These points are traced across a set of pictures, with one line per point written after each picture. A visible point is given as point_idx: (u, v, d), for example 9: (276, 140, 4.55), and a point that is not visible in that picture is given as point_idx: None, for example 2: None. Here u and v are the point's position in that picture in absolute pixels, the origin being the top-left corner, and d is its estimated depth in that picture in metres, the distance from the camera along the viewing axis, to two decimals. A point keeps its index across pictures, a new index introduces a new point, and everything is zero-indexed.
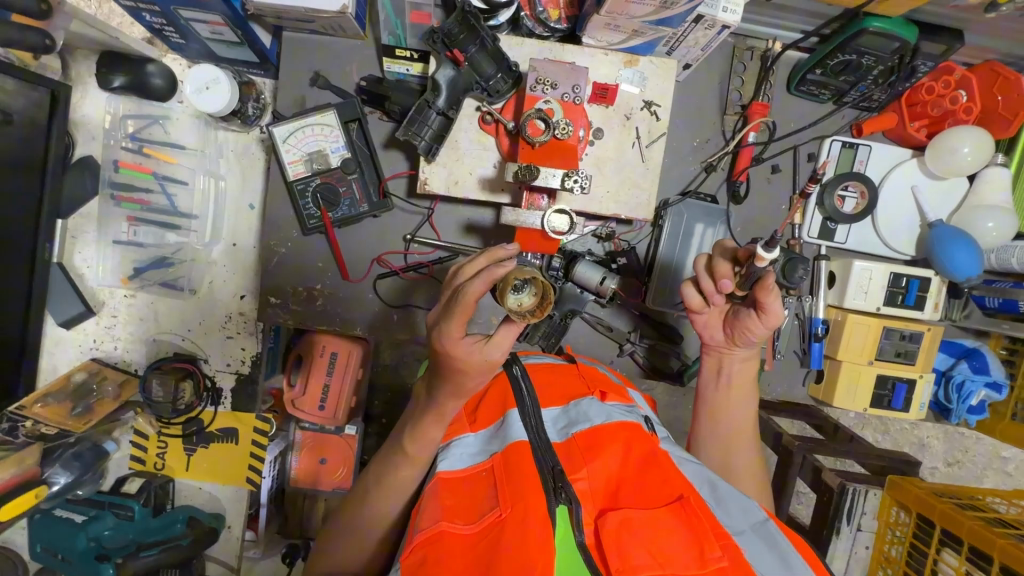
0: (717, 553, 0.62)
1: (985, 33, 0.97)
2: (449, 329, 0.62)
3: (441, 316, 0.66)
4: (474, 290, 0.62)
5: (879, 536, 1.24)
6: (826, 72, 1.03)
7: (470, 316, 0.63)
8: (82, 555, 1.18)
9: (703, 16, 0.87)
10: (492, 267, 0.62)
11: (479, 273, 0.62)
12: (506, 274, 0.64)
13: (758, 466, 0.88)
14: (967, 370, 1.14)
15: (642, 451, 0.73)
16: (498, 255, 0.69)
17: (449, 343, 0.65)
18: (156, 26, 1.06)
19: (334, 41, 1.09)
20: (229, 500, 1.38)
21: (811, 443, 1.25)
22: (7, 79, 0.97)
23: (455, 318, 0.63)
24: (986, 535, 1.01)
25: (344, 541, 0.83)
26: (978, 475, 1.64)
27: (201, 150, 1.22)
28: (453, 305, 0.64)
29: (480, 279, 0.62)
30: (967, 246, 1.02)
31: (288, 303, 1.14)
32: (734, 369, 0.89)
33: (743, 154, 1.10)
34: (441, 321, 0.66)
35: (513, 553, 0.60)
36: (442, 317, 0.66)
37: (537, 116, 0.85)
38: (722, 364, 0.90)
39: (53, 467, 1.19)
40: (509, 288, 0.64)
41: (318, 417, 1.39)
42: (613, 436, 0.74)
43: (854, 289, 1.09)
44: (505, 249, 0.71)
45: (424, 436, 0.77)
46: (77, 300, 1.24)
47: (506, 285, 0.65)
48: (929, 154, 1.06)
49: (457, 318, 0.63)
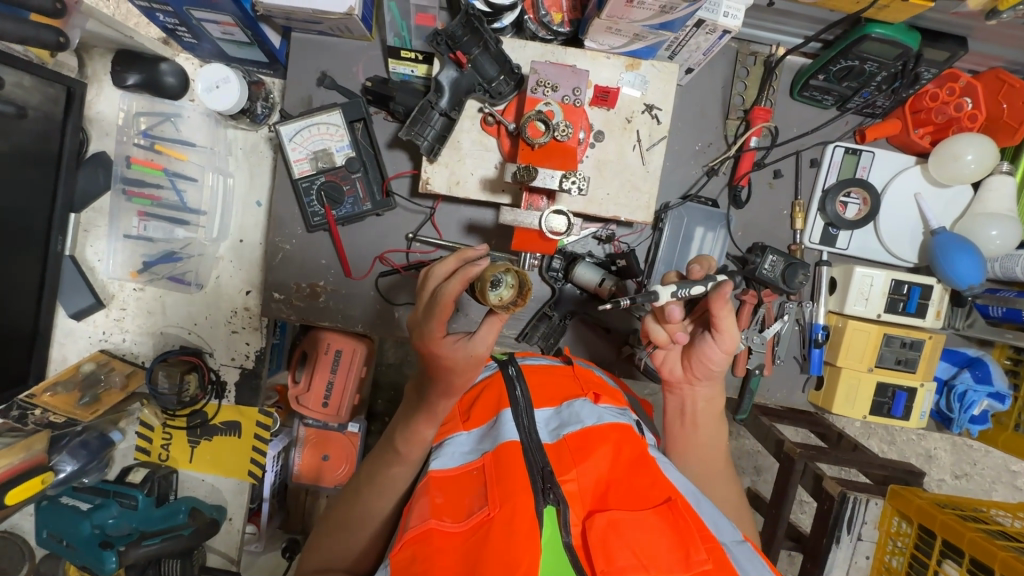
0: (702, 555, 0.63)
1: (990, 40, 0.96)
2: (432, 329, 0.67)
3: (423, 318, 0.71)
4: (452, 291, 0.67)
5: (880, 546, 1.23)
6: (829, 77, 1.03)
7: (451, 315, 0.68)
8: (86, 542, 1.21)
9: (704, 20, 0.88)
10: (466, 267, 0.67)
11: (454, 275, 0.67)
12: (482, 272, 0.67)
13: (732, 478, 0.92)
14: (970, 379, 1.12)
15: (632, 453, 0.74)
16: (468, 256, 0.73)
17: (433, 342, 0.70)
18: (169, 26, 1.09)
19: (341, 42, 1.11)
20: (230, 493, 1.40)
21: (813, 451, 1.24)
22: (25, 76, 1.00)
23: (437, 318, 0.68)
24: (987, 547, 1.00)
25: (339, 540, 0.84)
26: (986, 487, 1.61)
27: (210, 148, 1.25)
28: (433, 306, 0.69)
29: (456, 280, 0.67)
30: (970, 254, 1.01)
31: (291, 298, 1.16)
32: (699, 407, 0.92)
33: (744, 159, 1.11)
34: (423, 323, 0.70)
35: (500, 552, 0.62)
36: (423, 319, 0.71)
37: (537, 118, 0.86)
38: (685, 401, 0.93)
39: (60, 454, 1.23)
40: (487, 285, 0.67)
41: (320, 413, 1.41)
42: (603, 438, 0.74)
43: (855, 296, 1.09)
44: (475, 250, 0.75)
45: (415, 433, 0.81)
46: (88, 293, 1.27)
47: (483, 282, 0.67)
48: (932, 161, 1.05)
49: (439, 318, 0.68)
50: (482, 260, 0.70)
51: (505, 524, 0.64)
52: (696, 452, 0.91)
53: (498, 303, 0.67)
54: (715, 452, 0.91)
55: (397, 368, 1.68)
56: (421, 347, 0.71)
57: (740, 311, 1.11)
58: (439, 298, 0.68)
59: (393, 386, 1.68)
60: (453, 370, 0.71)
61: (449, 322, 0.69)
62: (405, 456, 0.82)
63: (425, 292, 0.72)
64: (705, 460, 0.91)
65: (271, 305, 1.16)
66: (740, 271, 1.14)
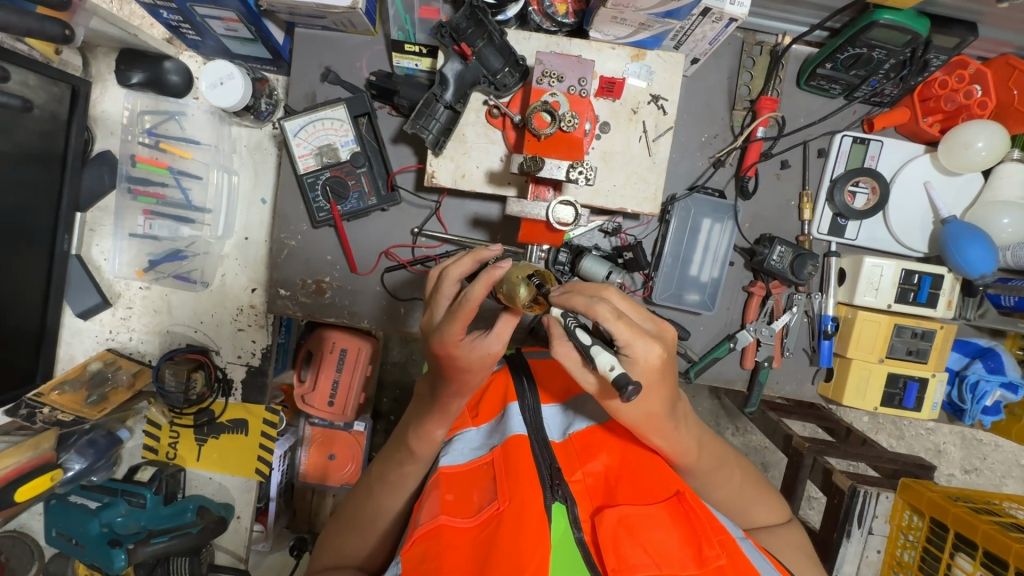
0: (715, 551, 0.61)
1: (1000, 25, 0.95)
2: (452, 332, 0.67)
3: (442, 320, 0.70)
4: (476, 296, 0.65)
5: (891, 540, 1.20)
6: (836, 66, 1.02)
7: (473, 319, 0.67)
8: (94, 540, 1.22)
9: (710, 9, 0.87)
10: (489, 270, 0.65)
11: (477, 279, 0.65)
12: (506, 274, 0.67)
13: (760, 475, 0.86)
14: (981, 370, 1.12)
15: (636, 454, 0.74)
16: (483, 256, 0.72)
17: (451, 344, 0.70)
18: (173, 24, 1.09)
19: (345, 37, 1.11)
20: (237, 491, 1.39)
21: (822, 445, 1.23)
22: (30, 74, 1.00)
23: (458, 322, 0.67)
24: (1001, 540, 0.98)
25: (349, 536, 0.85)
26: (996, 482, 1.60)
27: (215, 146, 1.25)
28: (454, 309, 0.68)
29: (480, 285, 0.64)
30: (981, 243, 1.00)
31: (298, 295, 1.16)
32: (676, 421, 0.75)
33: (751, 149, 1.10)
34: (442, 325, 0.69)
35: (509, 547, 0.60)
36: (442, 320, 0.70)
37: (543, 108, 0.86)
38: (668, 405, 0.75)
39: (68, 453, 1.25)
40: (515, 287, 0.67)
41: (326, 412, 1.41)
42: (607, 441, 0.76)
43: (865, 286, 1.07)
44: (489, 248, 0.74)
45: (426, 433, 0.80)
46: (94, 292, 1.27)
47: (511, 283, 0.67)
48: (942, 149, 1.04)
49: (460, 321, 0.67)
50: (503, 262, 0.68)
51: (515, 518, 0.62)
52: (687, 455, 0.75)
53: (520, 304, 0.68)
54: (729, 470, 0.80)
55: (402, 367, 1.67)
56: (438, 348, 0.71)
57: (747, 304, 1.14)
58: (462, 302, 0.66)
59: (398, 385, 1.68)
60: (467, 370, 0.72)
61: (469, 325, 0.68)
62: (418, 455, 0.81)
63: (442, 293, 0.71)
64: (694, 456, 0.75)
65: (277, 302, 1.16)
66: (747, 262, 1.15)
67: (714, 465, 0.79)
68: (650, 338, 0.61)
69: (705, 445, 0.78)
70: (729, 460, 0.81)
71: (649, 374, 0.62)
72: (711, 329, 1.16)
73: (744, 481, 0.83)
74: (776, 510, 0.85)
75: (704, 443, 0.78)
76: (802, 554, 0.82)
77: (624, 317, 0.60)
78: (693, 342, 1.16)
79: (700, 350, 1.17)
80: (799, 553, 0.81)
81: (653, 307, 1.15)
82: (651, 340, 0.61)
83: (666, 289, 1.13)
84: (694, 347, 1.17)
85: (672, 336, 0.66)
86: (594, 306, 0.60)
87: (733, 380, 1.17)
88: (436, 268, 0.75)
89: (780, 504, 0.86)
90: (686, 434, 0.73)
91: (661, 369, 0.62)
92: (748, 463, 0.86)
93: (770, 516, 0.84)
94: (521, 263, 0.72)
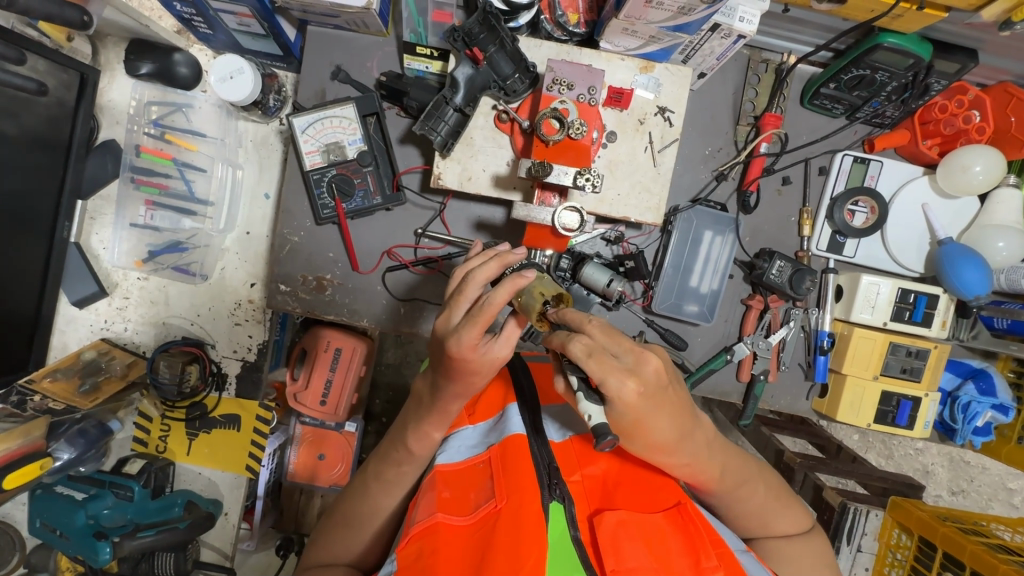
0: (713, 562, 0.61)
1: (1000, 53, 0.97)
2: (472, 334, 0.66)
3: (460, 322, 0.69)
4: (498, 301, 0.65)
5: (879, 558, 1.22)
6: (839, 86, 1.04)
7: (492, 323, 0.68)
8: (80, 532, 1.21)
9: (719, 25, 0.89)
10: (515, 277, 0.65)
11: (503, 284, 0.65)
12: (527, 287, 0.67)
13: (778, 487, 0.83)
14: (973, 391, 1.13)
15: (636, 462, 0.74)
16: (508, 261, 0.71)
17: (467, 347, 0.69)
18: (186, 16, 1.09)
19: (357, 37, 1.12)
20: (227, 487, 1.38)
21: (813, 461, 1.21)
22: (40, 60, 1.01)
23: (478, 325, 0.67)
24: (989, 560, 0.98)
25: (344, 536, 0.84)
26: (982, 505, 1.60)
27: (221, 139, 1.25)
28: (474, 311, 0.68)
29: (506, 290, 0.65)
30: (977, 265, 1.01)
31: (297, 291, 1.15)
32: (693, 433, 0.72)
33: (754, 164, 1.11)
34: (460, 326, 0.69)
35: (507, 546, 0.59)
36: (460, 321, 0.69)
37: (552, 115, 0.86)
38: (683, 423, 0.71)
39: (58, 441, 1.22)
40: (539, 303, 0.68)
41: (317, 411, 1.39)
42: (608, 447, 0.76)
43: (861, 303, 1.09)
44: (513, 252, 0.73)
45: (424, 434, 0.80)
46: (91, 281, 1.26)
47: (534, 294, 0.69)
48: (941, 172, 1.06)
49: (479, 324, 0.67)
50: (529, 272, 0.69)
51: (512, 516, 0.62)
52: (710, 478, 0.71)
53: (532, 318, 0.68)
54: (754, 489, 0.77)
55: (396, 369, 1.67)
56: (452, 351, 0.69)
57: (745, 316, 1.15)
58: (483, 305, 0.67)
59: (392, 386, 1.68)
60: (476, 373, 0.71)
61: (486, 329, 0.68)
62: (415, 454, 0.81)
63: (464, 294, 0.70)
64: (718, 476, 0.72)
65: (276, 297, 1.15)
66: (746, 275, 1.16)
67: (737, 483, 0.75)
68: (623, 374, 0.59)
69: (728, 466, 0.74)
70: (753, 475, 0.78)
71: (630, 411, 0.61)
72: (709, 340, 1.17)
73: (769, 495, 0.79)
74: (797, 519, 0.82)
75: (728, 463, 0.74)
76: (817, 565, 0.80)
77: (596, 353, 0.60)
78: (690, 353, 1.17)
79: (698, 361, 1.18)
80: (808, 563, 0.79)
81: (652, 317, 1.16)
82: (626, 374, 0.59)
83: (665, 300, 1.14)
84: (690, 357, 1.17)
85: (652, 369, 0.61)
86: (567, 344, 0.61)
87: (729, 392, 1.18)
88: (458, 270, 0.74)
89: (800, 512, 0.83)
90: (708, 460, 0.69)
91: (640, 402, 0.60)
92: (774, 477, 0.83)
93: (790, 526, 0.81)
94: (542, 278, 0.73)
